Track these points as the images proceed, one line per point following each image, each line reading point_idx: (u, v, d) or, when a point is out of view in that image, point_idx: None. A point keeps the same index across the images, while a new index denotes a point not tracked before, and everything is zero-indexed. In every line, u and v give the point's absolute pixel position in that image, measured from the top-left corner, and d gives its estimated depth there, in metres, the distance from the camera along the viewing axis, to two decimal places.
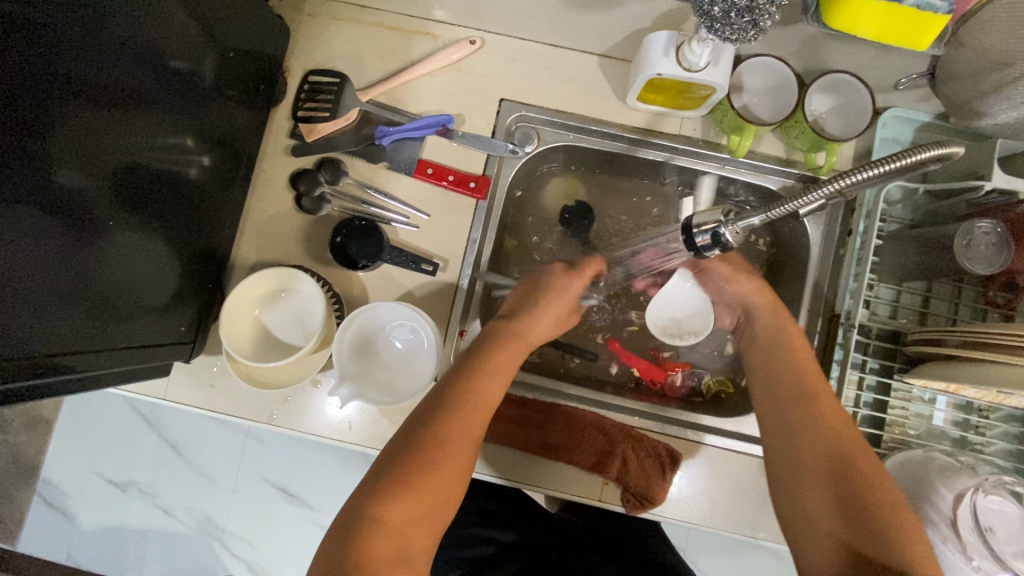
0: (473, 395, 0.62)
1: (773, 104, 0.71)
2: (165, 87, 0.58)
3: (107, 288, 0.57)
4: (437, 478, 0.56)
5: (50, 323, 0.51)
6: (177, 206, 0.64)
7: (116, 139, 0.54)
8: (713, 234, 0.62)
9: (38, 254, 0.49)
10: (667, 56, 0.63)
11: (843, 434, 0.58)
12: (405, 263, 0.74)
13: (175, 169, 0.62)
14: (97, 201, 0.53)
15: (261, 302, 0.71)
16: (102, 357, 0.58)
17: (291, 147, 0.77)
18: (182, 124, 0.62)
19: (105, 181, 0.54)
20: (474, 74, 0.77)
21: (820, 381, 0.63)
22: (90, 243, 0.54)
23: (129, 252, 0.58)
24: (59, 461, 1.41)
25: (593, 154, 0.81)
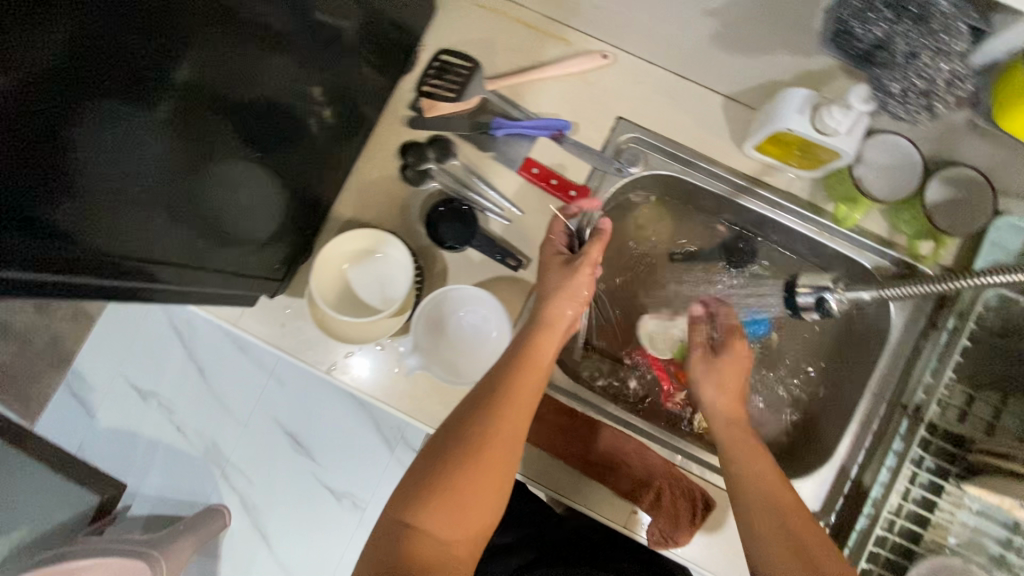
0: (501, 404, 0.62)
1: (889, 183, 0.70)
2: (313, 31, 0.60)
3: (210, 211, 0.58)
4: (470, 487, 0.59)
5: (159, 236, 0.54)
6: (291, 144, 0.65)
7: (254, 72, 0.55)
8: (817, 296, 0.66)
9: (146, 168, 0.49)
10: (801, 114, 0.64)
11: (818, 538, 0.58)
12: (492, 253, 0.75)
13: (296, 112, 0.64)
14: (223, 127, 0.55)
15: (351, 259, 0.74)
16: (194, 275, 0.60)
17: (407, 118, 0.79)
18: (313, 71, 0.63)
19: (235, 110, 0.55)
20: (598, 87, 0.78)
21: (787, 488, 0.63)
22: (205, 169, 0.55)
23: (235, 182, 0.60)
24: (94, 356, 1.49)
25: (693, 189, 0.81)
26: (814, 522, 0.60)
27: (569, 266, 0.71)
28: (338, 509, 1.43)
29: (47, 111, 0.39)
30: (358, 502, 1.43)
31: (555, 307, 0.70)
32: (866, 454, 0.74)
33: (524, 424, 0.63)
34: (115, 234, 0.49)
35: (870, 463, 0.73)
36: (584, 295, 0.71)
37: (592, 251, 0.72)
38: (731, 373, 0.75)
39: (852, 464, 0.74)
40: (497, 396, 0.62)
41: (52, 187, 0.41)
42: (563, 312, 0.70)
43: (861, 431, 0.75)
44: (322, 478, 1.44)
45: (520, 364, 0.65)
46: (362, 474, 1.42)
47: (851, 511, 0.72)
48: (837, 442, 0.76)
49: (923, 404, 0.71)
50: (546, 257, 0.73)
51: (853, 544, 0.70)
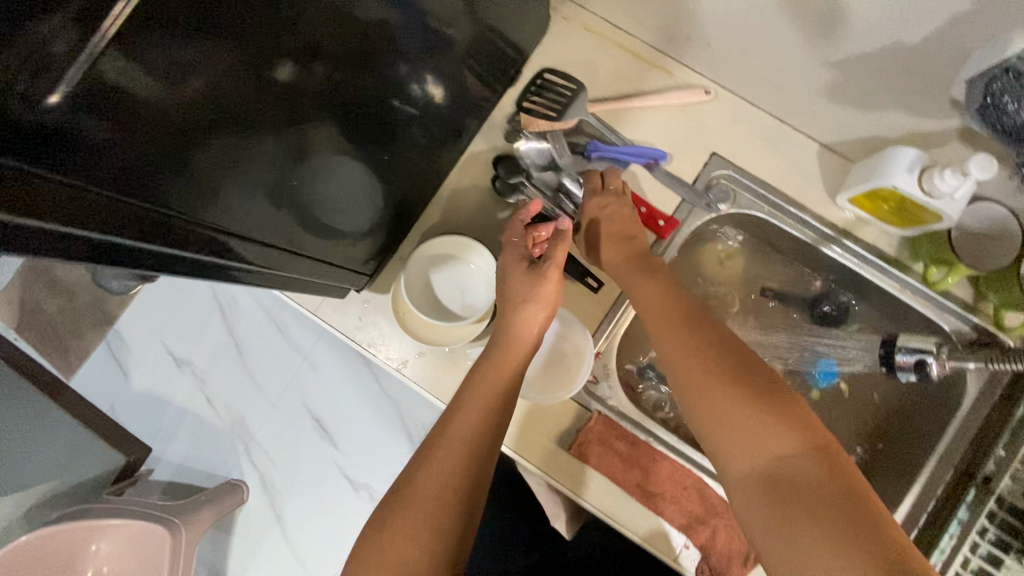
0: (438, 432, 0.60)
1: (983, 251, 0.70)
2: (438, 36, 0.60)
3: (311, 201, 0.58)
4: (404, 539, 0.54)
5: (264, 225, 0.53)
6: (393, 142, 0.65)
7: (374, 70, 0.54)
8: (922, 358, 0.71)
9: (257, 169, 0.47)
10: (910, 173, 0.64)
11: (776, 423, 0.51)
12: (575, 272, 0.78)
13: (399, 114, 0.63)
14: (337, 122, 0.53)
15: (436, 262, 0.76)
16: (289, 263, 0.60)
17: (504, 130, 0.81)
18: (428, 81, 0.64)
19: (350, 106, 0.54)
20: (695, 121, 0.79)
21: (687, 316, 0.61)
22: (313, 162, 0.54)
23: (336, 174, 0.59)
24: (138, 320, 1.51)
25: (776, 232, 0.81)
26: (750, 359, 0.56)
27: (536, 273, 0.68)
28: (355, 499, 1.44)
29: (184, 119, 0.37)
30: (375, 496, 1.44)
31: (521, 315, 0.67)
32: (926, 520, 0.73)
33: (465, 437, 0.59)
34: (229, 223, 0.48)
35: (930, 530, 0.73)
36: (552, 296, 0.68)
37: (555, 252, 0.67)
38: (608, 241, 0.73)
39: (911, 527, 0.74)
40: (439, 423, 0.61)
41: (177, 190, 0.40)
42: (535, 321, 0.67)
43: (923, 495, 0.74)
44: (343, 467, 1.45)
45: (467, 386, 0.63)
46: (381, 467, 1.43)
47: None
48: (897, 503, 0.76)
49: (992, 475, 0.70)
50: (511, 265, 0.70)
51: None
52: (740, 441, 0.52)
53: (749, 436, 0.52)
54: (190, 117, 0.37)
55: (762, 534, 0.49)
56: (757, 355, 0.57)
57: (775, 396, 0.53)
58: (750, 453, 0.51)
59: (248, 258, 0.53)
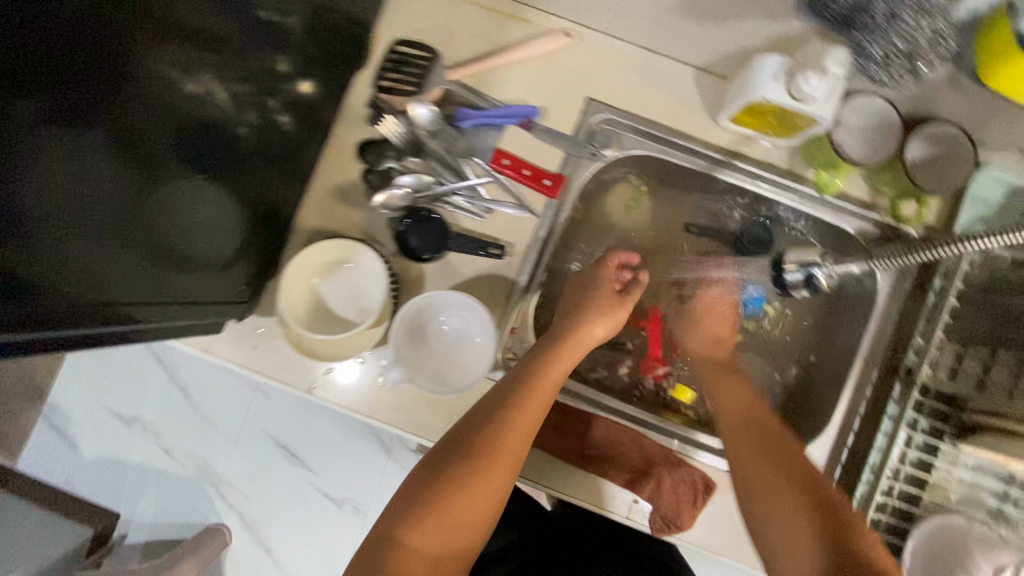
0: (511, 417, 0.61)
1: (869, 147, 0.68)
2: (255, 33, 0.56)
3: (169, 240, 0.55)
4: (465, 501, 0.57)
5: (118, 272, 0.50)
6: (244, 157, 0.61)
7: (193, 88, 0.51)
8: (807, 272, 0.72)
9: (88, 194, 0.45)
10: (776, 82, 0.62)
11: (809, 482, 0.60)
12: (473, 249, 0.73)
13: (233, 121, 0.58)
14: (167, 149, 0.51)
15: (320, 271, 0.69)
16: (163, 309, 0.58)
17: (366, 117, 0.75)
18: (251, 75, 0.58)
19: (179, 130, 0.52)
20: (563, 68, 0.74)
21: (761, 423, 0.67)
22: (157, 197, 0.52)
23: (190, 206, 0.57)
24: (72, 387, 1.42)
25: (670, 167, 0.78)
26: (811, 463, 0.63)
27: (621, 298, 0.77)
28: (340, 514, 1.41)
29: None
30: (359, 507, 1.41)
31: (587, 325, 0.73)
32: (859, 423, 0.74)
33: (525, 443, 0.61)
34: (67, 277, 0.46)
35: (864, 432, 0.73)
36: (619, 319, 0.76)
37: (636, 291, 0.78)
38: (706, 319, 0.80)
39: (848, 433, 0.74)
40: (514, 409, 0.62)
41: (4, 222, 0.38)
42: (595, 330, 0.73)
43: (855, 399, 0.74)
44: (320, 486, 1.41)
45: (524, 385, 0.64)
46: (359, 476, 1.41)
47: (849, 478, 0.73)
48: (831, 411, 0.75)
49: (915, 366, 0.71)
50: (608, 288, 0.77)
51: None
52: (775, 525, 0.59)
53: (774, 516, 0.60)
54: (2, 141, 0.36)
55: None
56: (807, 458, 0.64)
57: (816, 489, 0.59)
58: (783, 537, 0.58)
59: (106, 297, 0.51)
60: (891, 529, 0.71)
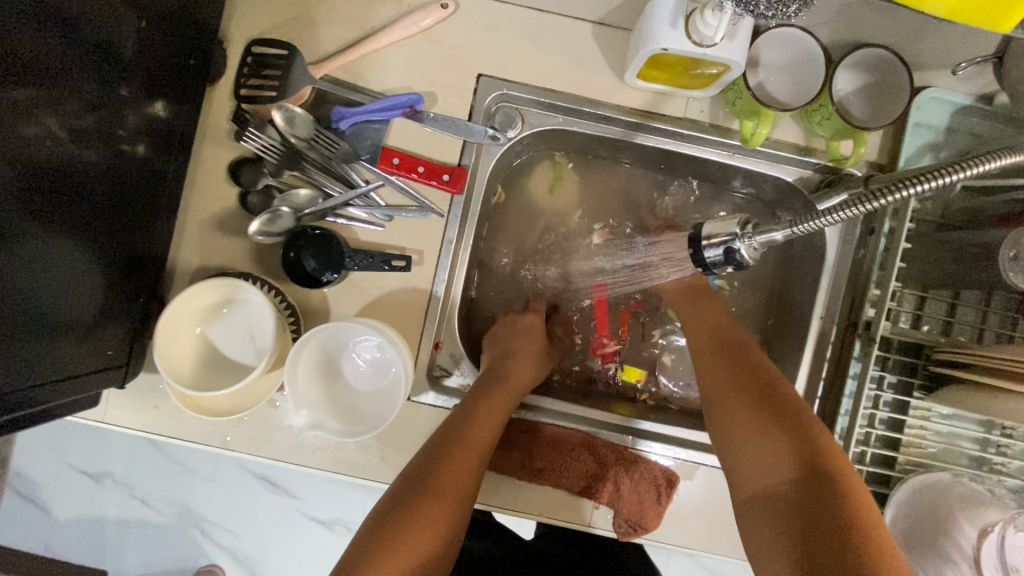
0: (457, 444, 0.57)
1: (794, 85, 0.62)
2: (79, 60, 0.48)
3: (27, 309, 0.48)
4: (426, 527, 0.52)
5: None
6: (101, 205, 0.54)
7: (22, 131, 0.45)
8: (726, 249, 0.51)
9: None
10: (675, 28, 0.53)
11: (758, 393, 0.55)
12: (375, 265, 0.65)
13: (82, 164, 0.51)
14: (4, 206, 0.44)
15: (203, 317, 0.62)
16: (28, 389, 0.50)
17: (233, 133, 0.66)
18: (86, 107, 0.50)
19: (17, 182, 0.45)
20: (446, 45, 0.66)
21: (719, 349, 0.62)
22: (1, 262, 0.45)
23: (45, 268, 0.49)
24: (29, 452, 1.33)
25: (586, 139, 0.71)
26: (778, 376, 0.57)
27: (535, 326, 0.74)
28: (332, 536, 1.36)
29: None
30: (351, 526, 1.36)
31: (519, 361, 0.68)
32: (823, 387, 0.68)
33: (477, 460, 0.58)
34: None
35: (831, 396, 0.68)
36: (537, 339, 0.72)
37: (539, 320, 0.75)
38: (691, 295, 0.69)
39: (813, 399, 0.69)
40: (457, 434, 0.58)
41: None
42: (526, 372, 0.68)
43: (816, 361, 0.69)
44: (305, 511, 1.36)
45: (472, 414, 0.60)
46: (343, 497, 1.35)
47: None
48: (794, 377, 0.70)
49: (873, 320, 0.64)
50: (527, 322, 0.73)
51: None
52: (741, 439, 0.53)
53: (742, 428, 0.54)
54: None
55: (757, 527, 0.49)
56: (773, 367, 0.58)
57: (778, 394, 0.54)
58: (748, 454, 0.52)
59: None
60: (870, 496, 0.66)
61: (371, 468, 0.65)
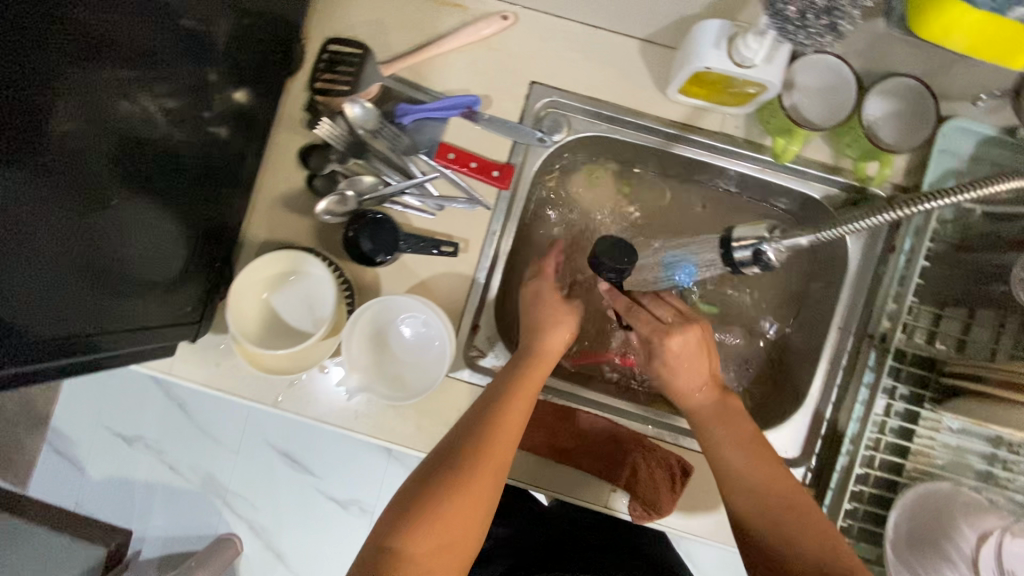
0: (490, 431, 0.58)
1: (824, 106, 0.66)
2: (181, 52, 0.55)
3: (116, 264, 0.55)
4: (464, 503, 0.54)
5: (63, 302, 0.50)
6: (186, 180, 0.61)
7: (129, 110, 0.52)
8: (754, 251, 0.55)
9: (30, 225, 0.45)
10: (718, 48, 0.58)
11: (787, 500, 0.58)
12: (427, 249, 0.71)
13: (171, 140, 0.57)
14: (107, 175, 0.51)
15: (270, 285, 0.68)
16: (112, 336, 0.57)
17: (307, 121, 0.73)
18: (179, 89, 0.57)
19: (120, 155, 0.52)
20: (504, 52, 0.72)
21: (731, 431, 0.62)
22: (101, 222, 0.52)
23: (137, 231, 0.56)
24: (70, 411, 1.40)
25: (625, 147, 0.76)
26: (796, 483, 0.59)
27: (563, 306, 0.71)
28: (346, 515, 1.38)
29: None
30: (365, 507, 1.38)
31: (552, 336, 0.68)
32: (837, 394, 0.71)
33: (513, 442, 0.59)
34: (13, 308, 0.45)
35: (844, 404, 0.71)
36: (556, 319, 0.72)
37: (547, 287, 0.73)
38: (684, 366, 0.65)
39: (827, 406, 0.72)
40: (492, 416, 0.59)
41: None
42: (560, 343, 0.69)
43: (832, 369, 0.72)
44: (322, 490, 1.38)
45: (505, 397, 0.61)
46: (357, 479, 1.37)
47: (831, 450, 0.71)
48: (809, 382, 0.73)
49: (889, 332, 0.68)
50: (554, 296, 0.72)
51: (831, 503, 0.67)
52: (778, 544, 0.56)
53: (783, 526, 0.57)
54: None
55: None
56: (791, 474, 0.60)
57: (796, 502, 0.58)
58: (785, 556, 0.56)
59: (53, 329, 0.50)
60: (877, 502, 0.68)
61: (407, 436, 0.70)
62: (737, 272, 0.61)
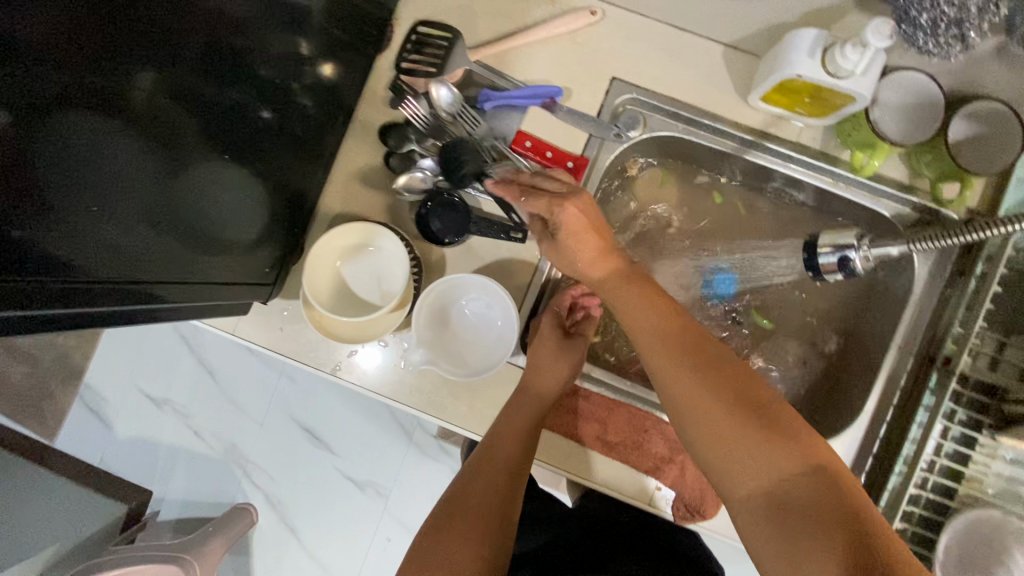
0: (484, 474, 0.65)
1: (907, 124, 0.66)
2: (280, 20, 0.57)
3: (201, 220, 0.57)
4: (459, 539, 0.60)
5: (153, 253, 0.52)
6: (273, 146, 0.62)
7: (228, 73, 0.53)
8: (843, 258, 0.62)
9: (128, 177, 0.47)
10: (812, 58, 0.59)
11: (743, 415, 0.50)
12: (495, 233, 0.71)
13: (263, 104, 0.59)
14: (202, 135, 0.53)
15: (344, 255, 0.70)
16: (195, 290, 0.58)
17: (389, 99, 0.75)
18: (274, 57, 0.58)
19: (215, 116, 0.54)
20: (588, 47, 0.73)
21: (677, 339, 0.54)
22: (191, 179, 0.54)
23: (222, 190, 0.58)
24: (104, 368, 1.42)
25: (698, 150, 0.76)
26: (760, 385, 0.52)
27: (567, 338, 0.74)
28: (362, 498, 1.38)
29: (46, 124, 0.38)
30: (381, 490, 1.38)
31: (550, 366, 0.71)
32: (892, 413, 0.72)
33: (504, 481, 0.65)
34: (110, 255, 0.47)
35: (899, 423, 0.71)
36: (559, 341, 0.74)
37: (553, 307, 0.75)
38: (632, 314, 0.58)
39: (879, 423, 0.72)
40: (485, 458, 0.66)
41: (23, 205, 0.39)
42: (561, 373, 0.72)
43: (888, 387, 0.72)
44: (344, 469, 1.39)
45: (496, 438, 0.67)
46: (381, 460, 1.38)
47: (882, 468, 0.71)
48: (864, 399, 0.73)
49: (953, 356, 0.68)
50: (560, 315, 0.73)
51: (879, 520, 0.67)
52: (739, 469, 0.49)
53: (742, 451, 0.49)
54: (8, 122, 0.36)
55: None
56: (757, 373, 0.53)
57: (762, 407, 0.50)
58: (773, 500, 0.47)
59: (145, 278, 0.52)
60: (925, 524, 0.68)
61: (461, 415, 0.72)
62: (817, 280, 0.68)
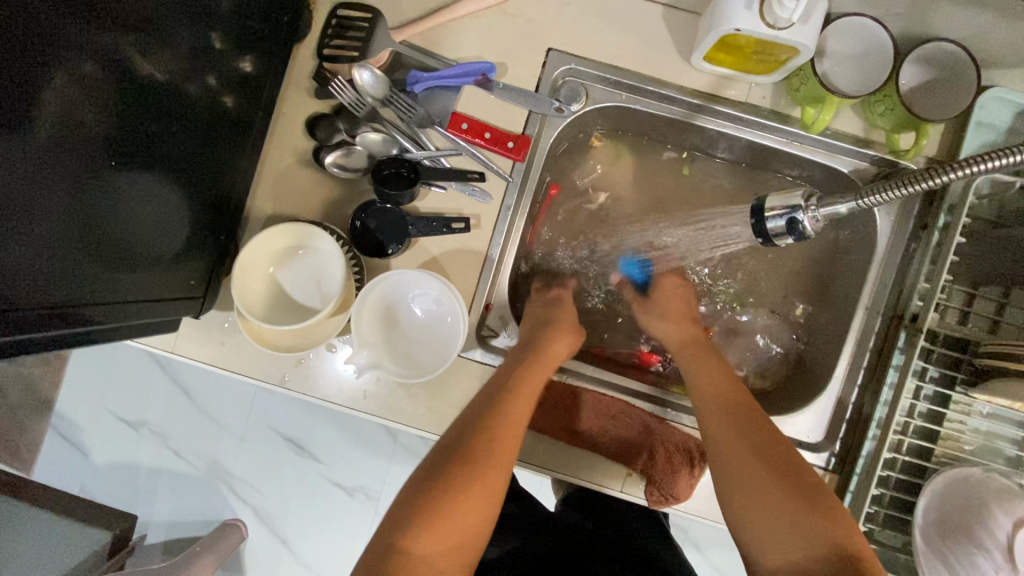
0: (502, 420, 0.58)
1: (857, 75, 0.63)
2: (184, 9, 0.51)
3: (119, 235, 0.52)
4: (476, 488, 0.53)
5: (64, 274, 0.47)
6: (191, 147, 0.57)
7: (131, 71, 0.48)
8: (788, 220, 0.58)
9: (24, 193, 0.42)
10: (750, 9, 0.55)
11: (776, 484, 0.52)
12: (435, 228, 0.68)
13: (175, 103, 0.54)
14: (109, 141, 0.48)
15: (276, 259, 0.66)
16: (115, 311, 0.54)
17: (314, 90, 0.70)
18: (181, 51, 0.53)
19: (121, 119, 0.49)
20: (520, 18, 0.68)
21: (734, 413, 0.58)
22: (104, 190, 0.49)
23: (140, 200, 0.53)
24: (71, 396, 1.37)
25: (647, 119, 0.73)
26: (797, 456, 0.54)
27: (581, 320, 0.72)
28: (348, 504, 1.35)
29: None
30: (371, 494, 1.35)
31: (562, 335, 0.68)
32: (863, 376, 0.69)
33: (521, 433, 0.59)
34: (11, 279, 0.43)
35: (870, 386, 0.69)
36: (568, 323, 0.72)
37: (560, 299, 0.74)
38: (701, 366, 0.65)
39: (852, 388, 0.69)
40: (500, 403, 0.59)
41: None
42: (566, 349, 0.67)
43: (858, 350, 0.70)
44: (328, 476, 1.35)
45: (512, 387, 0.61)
46: (364, 464, 1.35)
47: (856, 433, 0.69)
48: (835, 364, 0.71)
49: (920, 312, 0.65)
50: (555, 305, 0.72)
51: (855, 487, 0.65)
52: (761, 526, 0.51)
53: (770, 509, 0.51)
54: None
55: None
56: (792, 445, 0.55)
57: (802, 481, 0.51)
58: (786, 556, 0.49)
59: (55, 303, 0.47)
60: (904, 487, 0.66)
61: (418, 417, 0.68)
62: (765, 245, 0.64)
